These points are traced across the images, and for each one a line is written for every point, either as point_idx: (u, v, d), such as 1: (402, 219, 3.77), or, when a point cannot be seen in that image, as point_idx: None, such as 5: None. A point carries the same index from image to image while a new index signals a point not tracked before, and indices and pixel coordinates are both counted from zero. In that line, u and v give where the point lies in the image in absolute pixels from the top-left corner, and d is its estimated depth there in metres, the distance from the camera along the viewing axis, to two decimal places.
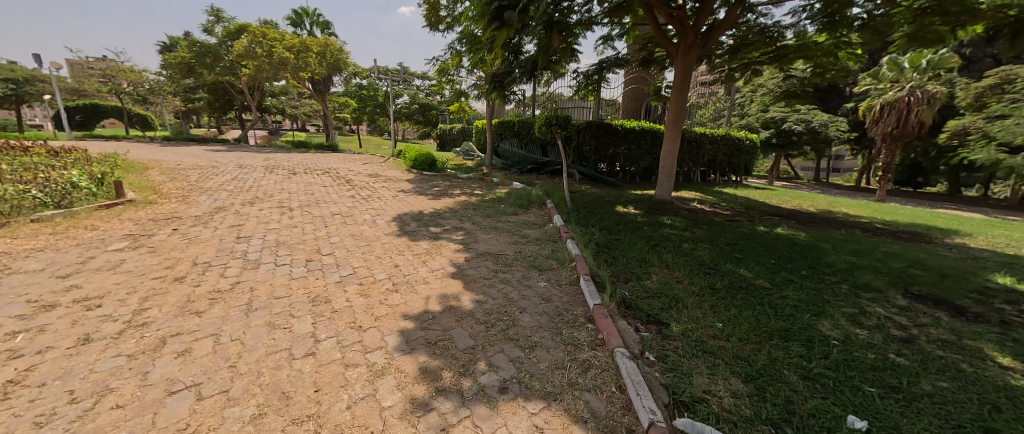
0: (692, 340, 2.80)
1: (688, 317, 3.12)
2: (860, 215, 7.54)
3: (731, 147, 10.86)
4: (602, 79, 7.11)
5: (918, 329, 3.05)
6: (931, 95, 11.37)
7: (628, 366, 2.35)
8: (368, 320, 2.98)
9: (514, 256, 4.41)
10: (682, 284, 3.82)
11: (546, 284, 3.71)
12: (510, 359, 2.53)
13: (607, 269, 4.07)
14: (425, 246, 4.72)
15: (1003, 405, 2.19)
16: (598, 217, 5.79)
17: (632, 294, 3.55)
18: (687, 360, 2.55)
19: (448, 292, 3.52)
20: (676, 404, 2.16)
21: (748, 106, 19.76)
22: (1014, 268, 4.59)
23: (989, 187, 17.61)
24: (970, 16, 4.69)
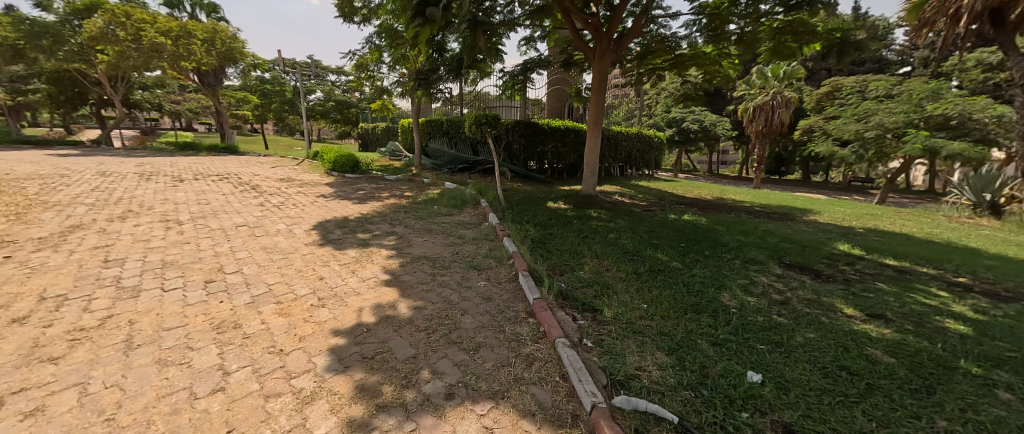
0: (623, 323, 3.03)
1: (619, 302, 3.37)
2: (744, 201, 8.88)
3: (643, 144, 11.96)
4: (525, 79, 7.26)
5: (791, 292, 3.71)
6: (788, 99, 13.88)
7: (569, 354, 2.45)
8: (291, 341, 2.67)
9: (451, 257, 4.32)
10: (611, 271, 4.11)
11: (486, 283, 3.71)
12: (455, 363, 2.47)
13: (544, 263, 4.20)
14: (354, 255, 4.37)
15: (850, 346, 2.74)
16: (531, 214, 5.93)
17: (568, 285, 3.72)
18: (620, 342, 2.75)
19: (383, 302, 3.30)
20: (613, 384, 2.30)
21: (654, 107, 21.96)
22: (849, 237, 5.82)
23: (829, 174, 22.03)
24: (811, 35, 5.85)
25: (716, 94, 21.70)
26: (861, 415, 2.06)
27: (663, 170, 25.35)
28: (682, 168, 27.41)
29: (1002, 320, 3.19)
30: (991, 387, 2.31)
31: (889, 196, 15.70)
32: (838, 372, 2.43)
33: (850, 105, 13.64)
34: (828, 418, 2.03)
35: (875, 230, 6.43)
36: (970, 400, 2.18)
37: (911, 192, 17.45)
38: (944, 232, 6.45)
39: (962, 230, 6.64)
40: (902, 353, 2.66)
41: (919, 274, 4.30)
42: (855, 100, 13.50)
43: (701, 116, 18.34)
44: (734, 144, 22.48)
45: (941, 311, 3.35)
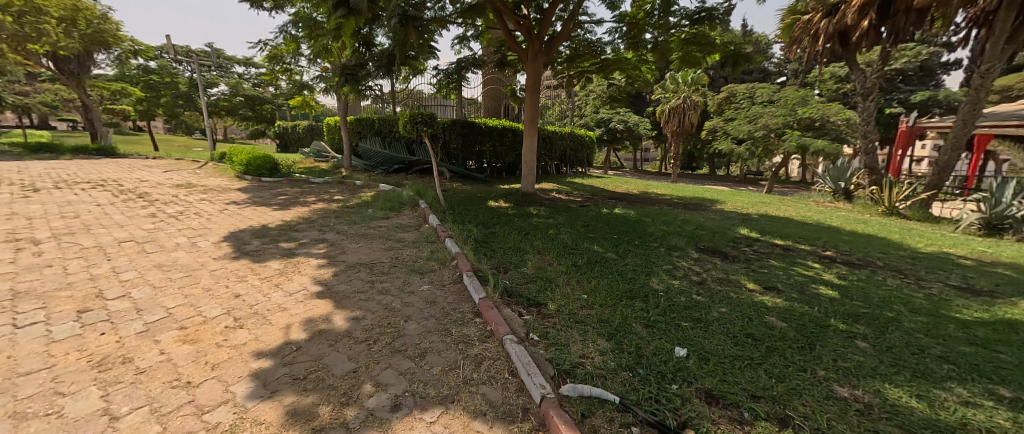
0: (568, 316, 2.42)
1: (561, 294, 2.71)
2: (665, 194, 9.76)
3: (576, 143, 12.52)
4: (460, 78, 7.14)
5: (706, 274, 3.51)
6: (695, 102, 15.55)
7: (516, 350, 1.91)
8: (200, 371, 1.86)
9: (390, 262, 3.34)
10: (553, 266, 3.33)
11: (430, 287, 2.77)
12: (400, 373, 1.80)
13: (489, 262, 3.27)
14: (276, 267, 3.42)
15: (758, 317, 2.59)
16: (473, 213, 5.51)
17: (514, 282, 2.85)
18: (563, 332, 2.23)
19: (314, 315, 2.41)
20: (560, 374, 1.84)
21: (583, 107, 23.12)
22: (749, 223, 6.67)
23: (730, 168, 25.15)
24: (712, 48, 6.58)
25: (638, 97, 23.53)
26: (765, 374, 1.91)
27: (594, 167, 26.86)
28: (611, 165, 29.34)
29: (852, 282, 3.44)
30: (855, 339, 2.34)
31: (775, 187, 18.32)
32: (744, 339, 2.27)
33: (745, 108, 15.69)
34: (743, 381, 1.84)
35: (769, 216, 7.46)
36: (838, 350, 2.19)
37: (791, 182, 20.66)
38: (816, 215, 7.72)
39: (827, 213, 8.00)
40: (788, 316, 2.62)
41: (798, 251, 4.67)
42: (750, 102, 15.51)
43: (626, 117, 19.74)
44: (654, 143, 24.57)
45: (817, 280, 3.47)
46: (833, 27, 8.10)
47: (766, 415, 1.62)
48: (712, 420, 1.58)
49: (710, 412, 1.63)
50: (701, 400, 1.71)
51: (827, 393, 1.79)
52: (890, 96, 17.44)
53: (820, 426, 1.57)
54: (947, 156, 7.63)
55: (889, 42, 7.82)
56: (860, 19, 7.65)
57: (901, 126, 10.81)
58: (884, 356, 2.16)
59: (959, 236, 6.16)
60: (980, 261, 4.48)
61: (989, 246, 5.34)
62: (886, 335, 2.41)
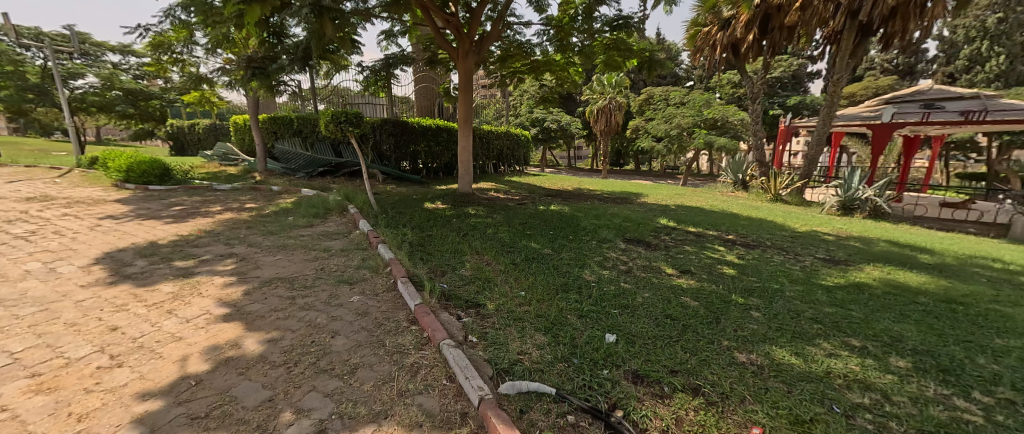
0: (505, 312, 2.26)
1: (499, 293, 2.54)
2: (595, 189, 10.23)
3: (512, 142, 12.63)
4: (388, 75, 6.78)
5: (632, 261, 3.52)
6: (619, 103, 16.51)
7: (454, 353, 1.75)
8: (57, 426, 1.41)
9: (316, 274, 3.00)
10: (491, 266, 3.16)
11: (361, 298, 2.54)
12: (325, 395, 1.58)
13: (424, 266, 3.08)
14: (169, 290, 2.75)
15: (679, 298, 2.63)
16: (408, 216, 5.11)
17: (451, 285, 2.68)
18: (502, 330, 2.05)
19: (219, 342, 2.02)
20: (498, 373, 1.68)
21: (518, 107, 23.39)
22: (668, 213, 7.25)
23: (652, 164, 27.23)
24: (631, 53, 6.93)
25: (568, 98, 24.45)
26: (681, 349, 1.93)
27: (530, 166, 27.41)
28: (546, 163, 30.18)
29: (749, 261, 3.71)
30: (751, 310, 2.48)
31: (690, 180, 20.17)
32: (663, 319, 2.28)
33: (663, 108, 17.02)
34: (662, 358, 1.84)
35: (686, 206, 8.15)
36: (738, 320, 2.31)
37: (702, 175, 22.94)
38: (721, 204, 8.63)
39: (730, 202, 8.98)
40: (698, 295, 2.70)
41: (708, 236, 4.96)
42: (667, 104, 16.85)
43: (558, 116, 20.37)
44: (584, 142, 25.74)
45: (723, 261, 3.65)
46: (726, 38, 9.23)
47: (684, 388, 1.63)
48: (638, 399, 1.55)
49: (635, 392, 1.60)
50: (627, 380, 1.67)
51: (730, 359, 1.86)
52: (773, 100, 20.15)
53: (729, 393, 1.61)
54: (810, 151, 8.96)
55: (767, 53, 9.00)
56: (745, 33, 8.77)
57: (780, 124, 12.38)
58: (774, 323, 2.32)
59: (826, 216, 7.25)
60: (839, 235, 5.32)
61: (846, 224, 6.34)
62: (774, 304, 2.60)
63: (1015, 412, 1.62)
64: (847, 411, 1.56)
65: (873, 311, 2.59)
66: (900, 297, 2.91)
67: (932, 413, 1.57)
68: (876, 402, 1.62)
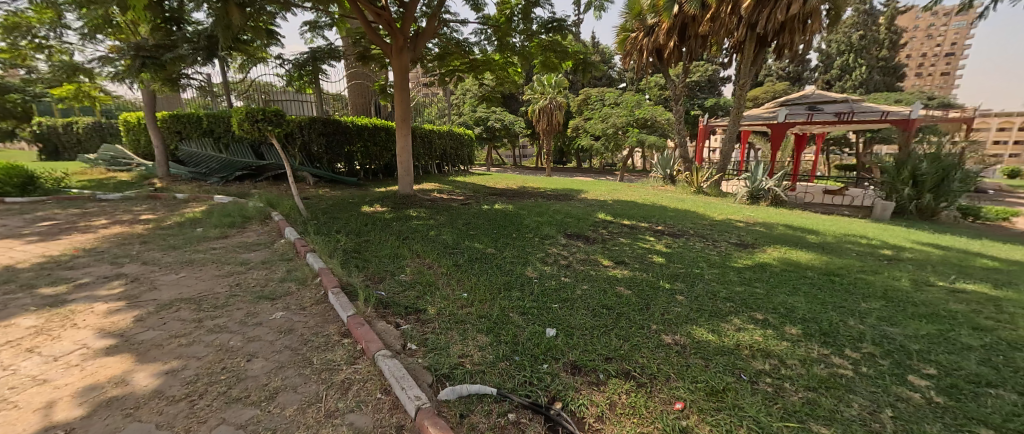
0: (447, 316, 2.23)
1: (441, 296, 2.49)
2: (539, 187, 10.41)
3: (455, 142, 12.45)
4: (314, 71, 6.37)
5: (572, 255, 3.64)
6: (559, 103, 16.98)
7: (390, 364, 1.68)
8: None
9: (229, 292, 2.66)
10: (433, 269, 3.08)
11: (284, 314, 2.32)
12: (238, 428, 1.40)
13: (359, 274, 2.91)
14: (31, 324, 2.22)
15: (614, 288, 2.77)
16: (343, 221, 4.80)
17: (388, 292, 2.56)
18: (443, 335, 2.01)
19: (99, 381, 1.68)
20: (437, 379, 1.65)
21: (461, 106, 23.13)
22: (606, 207, 7.60)
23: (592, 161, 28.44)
24: (567, 55, 7.11)
25: (510, 97, 24.69)
26: (615, 337, 2.03)
27: (476, 165, 27.28)
28: (492, 162, 30.26)
29: (675, 249, 4.01)
30: (676, 294, 2.69)
31: (627, 175, 21.38)
32: (599, 309, 2.39)
33: (600, 108, 17.81)
34: (598, 347, 1.93)
35: (622, 201, 8.60)
36: (665, 305, 2.49)
37: (638, 171, 24.44)
38: (653, 197, 9.21)
39: (660, 195, 9.62)
40: (630, 283, 2.88)
41: (641, 228, 5.28)
42: (604, 105, 17.66)
43: (501, 116, 20.47)
44: (528, 140, 26.17)
45: (654, 251, 3.91)
46: (651, 44, 9.91)
47: (617, 374, 1.72)
48: (576, 389, 1.61)
49: (572, 382, 1.65)
50: (565, 372, 1.72)
51: (658, 342, 1.99)
52: (694, 101, 22.01)
53: (656, 374, 1.72)
54: (723, 148, 9.89)
55: (686, 58, 9.78)
56: (667, 39, 9.48)
57: (701, 124, 13.54)
58: (696, 304, 2.53)
59: (737, 205, 8.09)
60: (750, 222, 5.97)
61: (754, 211, 7.12)
62: (695, 287, 2.84)
63: (875, 363, 1.93)
64: (752, 377, 1.75)
65: (772, 286, 2.94)
66: (794, 273, 3.33)
67: (816, 371, 1.82)
68: (774, 367, 1.84)
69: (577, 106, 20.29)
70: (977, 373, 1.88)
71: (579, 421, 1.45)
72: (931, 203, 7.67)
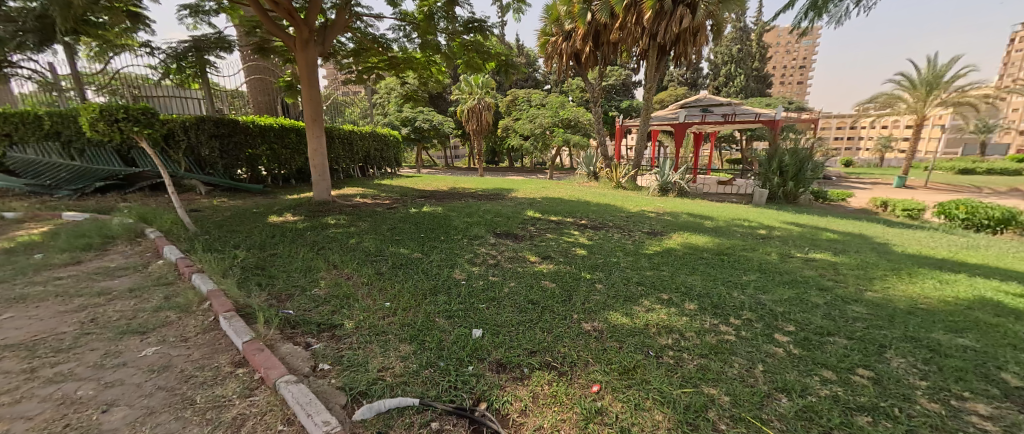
0: (366, 329, 2.10)
1: (360, 309, 2.34)
2: (469, 188, 10.37)
3: (379, 143, 11.88)
4: (198, 62, 5.62)
5: (500, 254, 3.68)
6: (488, 104, 17.00)
7: (295, 390, 1.51)
8: None
9: (79, 331, 2.07)
10: (351, 280, 2.88)
11: (160, 348, 1.91)
12: None
13: (262, 292, 2.57)
14: None
15: (540, 283, 2.86)
16: (244, 232, 4.21)
17: (298, 311, 2.31)
18: (361, 350, 1.89)
19: None
20: (353, 399, 1.55)
21: (385, 106, 22.05)
22: (535, 205, 7.80)
23: (523, 161, 29.05)
24: (491, 56, 7.12)
25: (438, 97, 24.24)
26: (539, 330, 2.11)
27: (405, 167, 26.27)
28: (422, 163, 29.37)
29: (596, 241, 4.25)
30: (596, 283, 2.87)
31: (556, 173, 22.20)
32: (525, 305, 2.45)
33: (527, 109, 18.21)
34: (523, 342, 1.98)
35: (551, 198, 8.88)
36: (586, 295, 2.62)
37: (565, 169, 25.48)
38: (580, 194, 9.59)
39: (586, 191, 10.06)
40: (554, 276, 3.00)
41: (567, 223, 5.51)
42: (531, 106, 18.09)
43: (429, 116, 19.91)
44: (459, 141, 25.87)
45: (579, 244, 4.09)
46: (570, 48, 10.43)
47: (540, 366, 1.78)
48: (500, 387, 1.63)
49: (497, 380, 1.67)
50: (490, 371, 1.74)
51: (577, 330, 2.10)
52: (613, 103, 23.58)
53: (576, 362, 1.81)
54: (637, 145, 10.76)
55: (602, 63, 10.42)
56: (583, 45, 10.05)
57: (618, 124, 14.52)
58: (613, 291, 2.71)
59: (650, 198, 8.83)
60: (663, 213, 6.52)
61: (665, 203, 7.80)
62: (612, 275, 3.05)
63: (752, 327, 2.25)
64: (658, 352, 1.93)
65: (678, 269, 3.25)
66: (694, 255, 3.73)
67: (708, 340, 2.07)
68: (675, 341, 2.04)
69: (506, 107, 20.54)
70: (825, 327, 2.28)
71: (503, 418, 1.48)
72: (793, 189, 9.11)
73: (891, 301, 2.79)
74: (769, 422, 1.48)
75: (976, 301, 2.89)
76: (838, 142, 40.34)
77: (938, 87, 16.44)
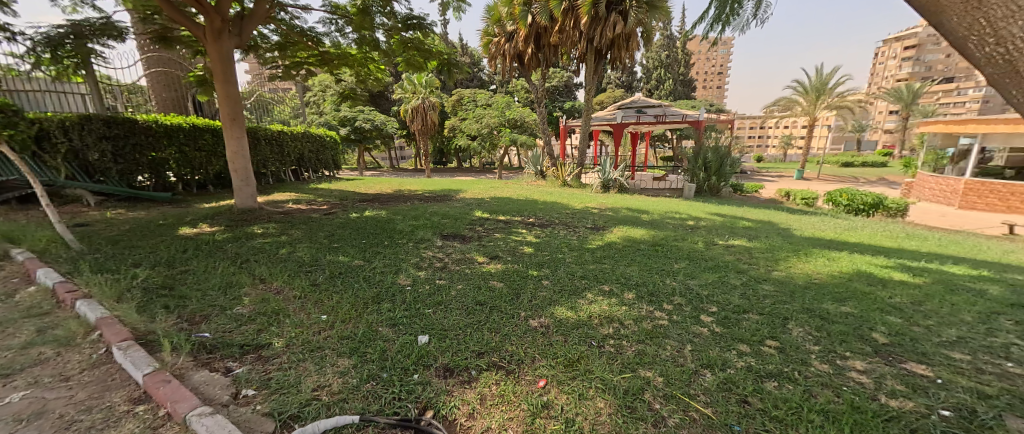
0: (299, 346, 1.95)
1: (292, 324, 2.16)
2: (416, 189, 10.10)
3: (314, 144, 11.18)
4: (78, 50, 4.87)
5: (446, 256, 3.61)
6: (433, 103, 16.67)
7: (211, 421, 1.34)
8: None
9: None
10: (281, 294, 2.65)
11: (31, 392, 1.59)
12: None
13: (170, 314, 2.27)
14: None
15: (486, 283, 2.84)
16: (150, 247, 3.70)
17: (217, 333, 2.07)
18: (293, 369, 1.75)
19: None
20: (283, 424, 1.42)
21: (321, 105, 20.75)
22: (482, 205, 7.79)
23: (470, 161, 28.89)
24: (432, 54, 6.92)
25: (379, 96, 23.34)
26: (486, 331, 2.08)
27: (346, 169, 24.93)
28: (365, 165, 28.12)
29: (543, 239, 4.33)
30: (542, 280, 2.91)
31: (505, 173, 22.38)
32: (473, 306, 2.41)
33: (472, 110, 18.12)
34: (470, 344, 1.95)
35: (499, 197, 8.89)
36: (532, 292, 2.65)
37: (513, 169, 25.75)
38: (528, 193, 9.71)
39: (533, 190, 10.23)
40: (502, 275, 3.00)
41: (514, 222, 5.55)
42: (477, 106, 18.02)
43: (370, 116, 19.09)
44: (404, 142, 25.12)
45: (526, 242, 4.13)
46: (512, 49, 10.51)
47: (488, 367, 1.76)
48: (447, 392, 1.59)
49: (444, 386, 1.63)
50: (437, 378, 1.69)
51: (524, 328, 2.11)
52: (556, 103, 24.25)
53: (523, 359, 1.82)
54: (580, 144, 11.12)
55: (544, 65, 10.59)
56: (525, 46, 10.19)
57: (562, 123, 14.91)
58: (559, 286, 2.77)
59: (594, 194, 9.18)
60: (604, 209, 6.81)
61: (607, 199, 8.16)
62: (557, 271, 3.11)
63: (682, 311, 2.41)
64: (600, 342, 1.99)
65: (618, 262, 3.40)
66: (632, 247, 3.93)
67: (644, 326, 2.18)
68: (616, 330, 2.13)
69: (451, 107, 20.29)
70: (745, 307, 2.50)
71: (451, 424, 1.43)
72: (716, 183, 9.97)
73: (794, 278, 3.15)
74: (697, 396, 1.59)
75: (856, 274, 3.37)
76: (754, 140, 44.83)
77: (824, 93, 18.78)
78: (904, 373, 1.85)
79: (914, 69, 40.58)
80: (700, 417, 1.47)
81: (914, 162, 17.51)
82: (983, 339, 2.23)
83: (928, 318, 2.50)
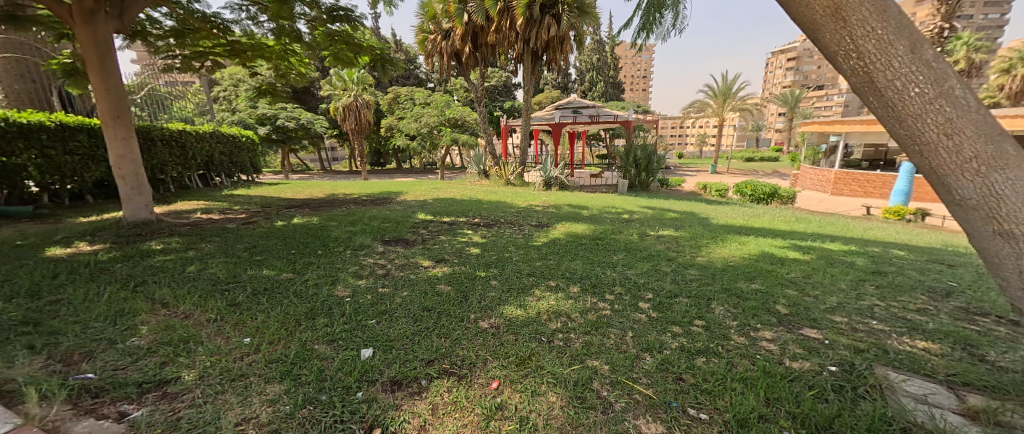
0: (218, 375, 1.71)
1: (207, 352, 1.90)
2: (352, 193, 9.53)
3: (227, 146, 10.05)
4: None
5: (387, 262, 3.42)
6: (365, 101, 15.87)
7: None
8: None
9: None
10: (192, 318, 2.31)
11: None
12: None
13: (37, 357, 1.86)
14: None
15: (430, 288, 2.72)
16: (9, 275, 3.04)
17: (104, 372, 1.74)
18: (209, 403, 1.52)
19: None
20: None
21: (234, 101, 18.69)
22: (422, 207, 7.54)
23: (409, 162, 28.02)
24: (361, 48, 6.53)
25: (304, 92, 21.62)
26: (435, 337, 1.99)
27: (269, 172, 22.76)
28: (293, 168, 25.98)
29: (489, 239, 4.27)
30: (491, 280, 2.85)
31: (446, 173, 22.00)
32: (420, 313, 2.29)
33: (408, 109, 17.56)
34: (420, 353, 1.84)
35: (441, 198, 8.69)
36: (479, 293, 2.58)
37: (454, 169, 25.44)
38: (469, 192, 9.61)
39: (474, 190, 10.15)
40: (450, 279, 2.90)
41: (458, 223, 5.44)
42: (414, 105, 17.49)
43: (295, 114, 17.64)
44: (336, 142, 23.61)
45: (472, 243, 4.04)
46: (449, 47, 10.30)
47: (439, 374, 1.67)
48: (395, 407, 1.47)
49: (391, 400, 1.51)
50: (383, 393, 1.56)
51: (475, 330, 2.05)
52: (494, 103, 24.38)
53: (475, 362, 1.76)
54: (521, 143, 11.23)
55: (482, 64, 10.52)
56: (463, 45, 10.03)
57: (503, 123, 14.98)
58: (506, 286, 2.73)
59: (537, 192, 9.31)
60: (546, 205, 6.93)
61: (548, 196, 8.33)
62: (505, 271, 3.08)
63: (623, 300, 2.50)
64: (549, 338, 1.99)
65: (563, 257, 3.45)
66: (575, 242, 4.02)
67: (589, 318, 2.22)
68: (563, 324, 2.14)
69: (387, 106, 19.48)
70: (676, 292, 2.66)
71: None
72: (645, 178, 10.65)
73: (713, 262, 3.43)
74: (638, 379, 1.64)
75: (761, 254, 3.77)
76: (676, 138, 48.80)
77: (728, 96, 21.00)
78: (801, 337, 2.08)
79: (797, 77, 47.09)
80: (642, 398, 1.52)
81: (800, 156, 20.29)
82: (856, 303, 2.61)
83: (816, 288, 2.86)
